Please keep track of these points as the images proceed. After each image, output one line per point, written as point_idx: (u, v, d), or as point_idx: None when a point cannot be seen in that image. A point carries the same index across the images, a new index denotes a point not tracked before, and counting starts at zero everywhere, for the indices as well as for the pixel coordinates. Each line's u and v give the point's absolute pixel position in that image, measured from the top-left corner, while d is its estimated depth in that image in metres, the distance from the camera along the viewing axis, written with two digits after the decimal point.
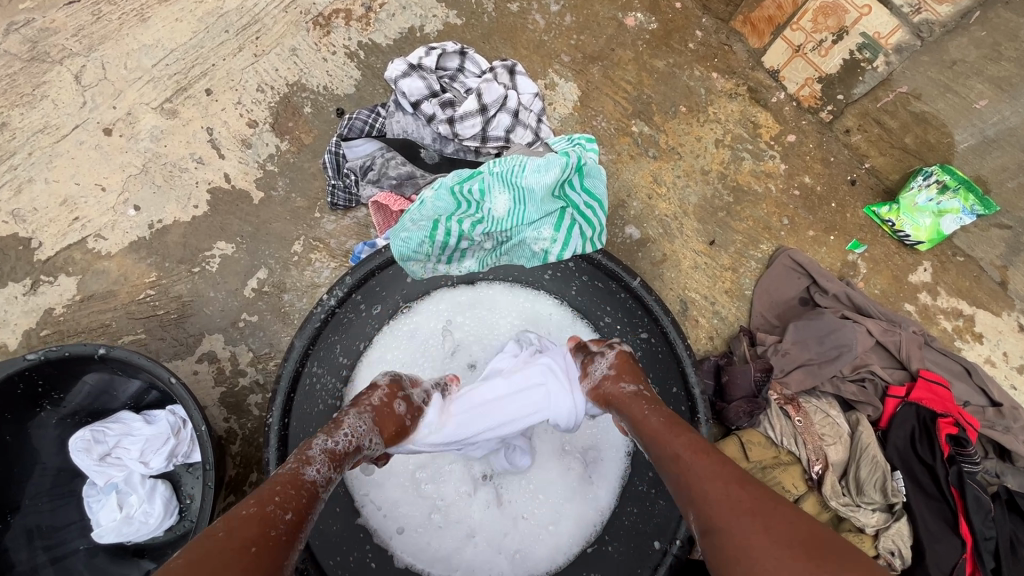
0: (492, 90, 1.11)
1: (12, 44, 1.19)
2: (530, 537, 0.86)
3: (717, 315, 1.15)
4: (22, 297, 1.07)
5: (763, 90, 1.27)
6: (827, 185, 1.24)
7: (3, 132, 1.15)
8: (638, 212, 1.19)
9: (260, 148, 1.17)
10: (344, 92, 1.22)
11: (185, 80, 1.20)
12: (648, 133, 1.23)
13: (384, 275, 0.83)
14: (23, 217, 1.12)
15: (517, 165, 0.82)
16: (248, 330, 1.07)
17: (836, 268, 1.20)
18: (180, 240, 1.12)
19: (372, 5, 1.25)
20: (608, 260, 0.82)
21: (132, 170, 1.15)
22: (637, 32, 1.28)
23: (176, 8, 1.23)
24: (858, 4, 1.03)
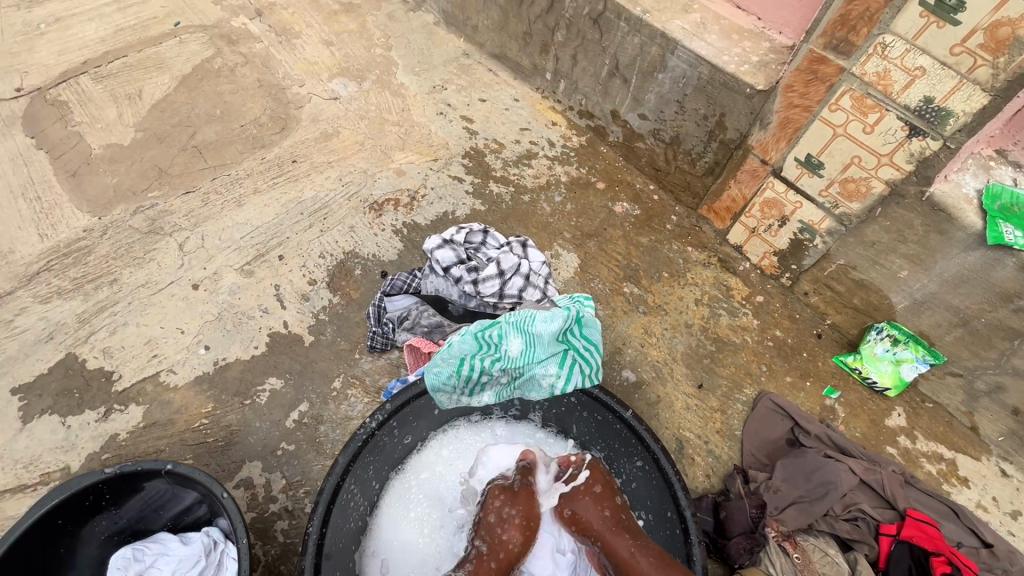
0: (509, 259, 1.39)
1: (137, 222, 1.54)
2: None
3: (711, 454, 1.25)
4: (93, 423, 1.23)
5: (731, 260, 1.54)
6: (796, 338, 1.43)
7: (113, 286, 1.43)
8: (632, 358, 1.37)
9: (316, 301, 1.42)
10: (389, 258, 1.51)
11: (264, 248, 1.51)
12: (638, 293, 1.48)
13: (418, 403, 1.01)
14: (111, 353, 1.33)
15: (528, 316, 1.04)
16: (285, 458, 1.20)
17: (816, 411, 1.33)
18: (238, 376, 1.30)
19: (416, 196, 1.62)
20: (603, 394, 1.00)
21: (209, 317, 1.39)
22: (624, 216, 1.61)
23: (267, 197, 1.60)
24: (792, 200, 1.34)
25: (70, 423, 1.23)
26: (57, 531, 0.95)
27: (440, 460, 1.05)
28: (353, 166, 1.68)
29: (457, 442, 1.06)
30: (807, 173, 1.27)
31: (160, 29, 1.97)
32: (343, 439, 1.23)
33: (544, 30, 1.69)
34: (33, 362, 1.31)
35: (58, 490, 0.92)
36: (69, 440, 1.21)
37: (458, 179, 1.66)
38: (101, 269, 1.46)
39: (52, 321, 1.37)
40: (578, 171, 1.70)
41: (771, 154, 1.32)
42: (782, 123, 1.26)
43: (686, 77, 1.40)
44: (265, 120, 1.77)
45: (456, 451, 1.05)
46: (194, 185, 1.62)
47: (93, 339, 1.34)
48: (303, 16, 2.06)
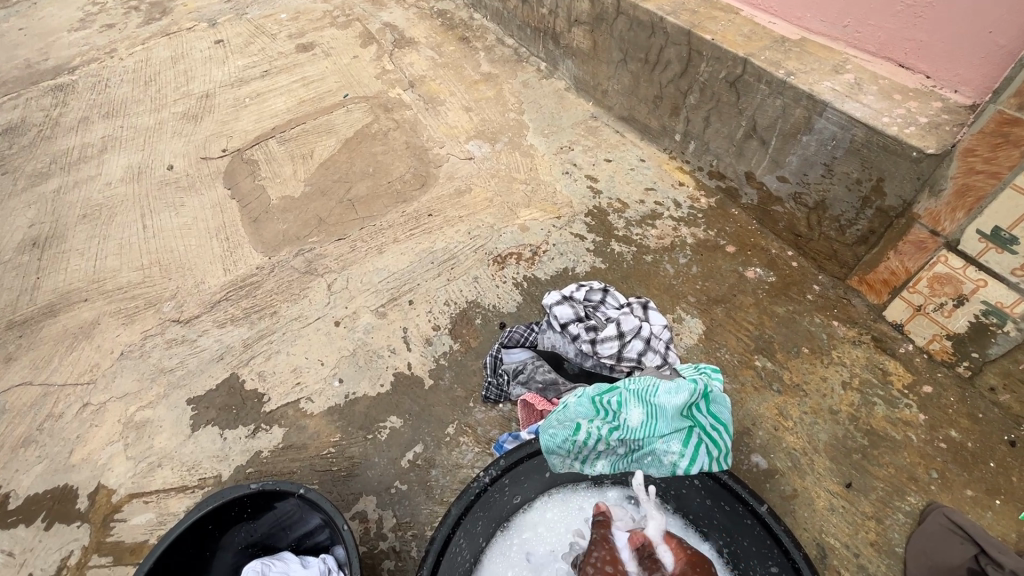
0: (629, 321, 1.35)
1: (298, 263, 1.77)
2: None
3: (863, 571, 1.06)
4: (244, 438, 1.39)
5: (889, 340, 1.35)
6: (979, 442, 1.19)
7: (273, 317, 1.64)
8: (763, 441, 1.23)
9: (438, 346, 1.50)
10: (508, 310, 1.55)
11: (397, 293, 1.64)
12: (771, 368, 1.34)
13: (530, 462, 1.00)
14: (264, 377, 1.51)
15: (651, 385, 0.99)
16: (398, 497, 1.24)
17: (1011, 539, 1.07)
18: (364, 410, 1.40)
19: (538, 252, 1.67)
20: (733, 481, 0.91)
21: (345, 352, 1.53)
22: (757, 283, 1.50)
23: (404, 246, 1.76)
24: (972, 277, 1.15)
25: (226, 435, 1.40)
26: (206, 536, 1.07)
27: (543, 525, 1.01)
28: (481, 220, 1.79)
29: (561, 508, 1.03)
30: (994, 248, 1.09)
31: (332, 101, 2.32)
32: (452, 486, 1.25)
33: (675, 94, 1.70)
34: (206, 378, 1.53)
35: (213, 498, 1.04)
36: (224, 450, 1.38)
37: (580, 236, 1.69)
38: (265, 302, 1.68)
39: (224, 343, 1.60)
40: (706, 233, 1.63)
41: (943, 225, 1.16)
42: (958, 191, 1.11)
43: (836, 140, 1.30)
44: (408, 178, 1.97)
45: (559, 518, 1.01)
46: (345, 233, 1.83)
47: (252, 363, 1.54)
48: (448, 87, 2.30)
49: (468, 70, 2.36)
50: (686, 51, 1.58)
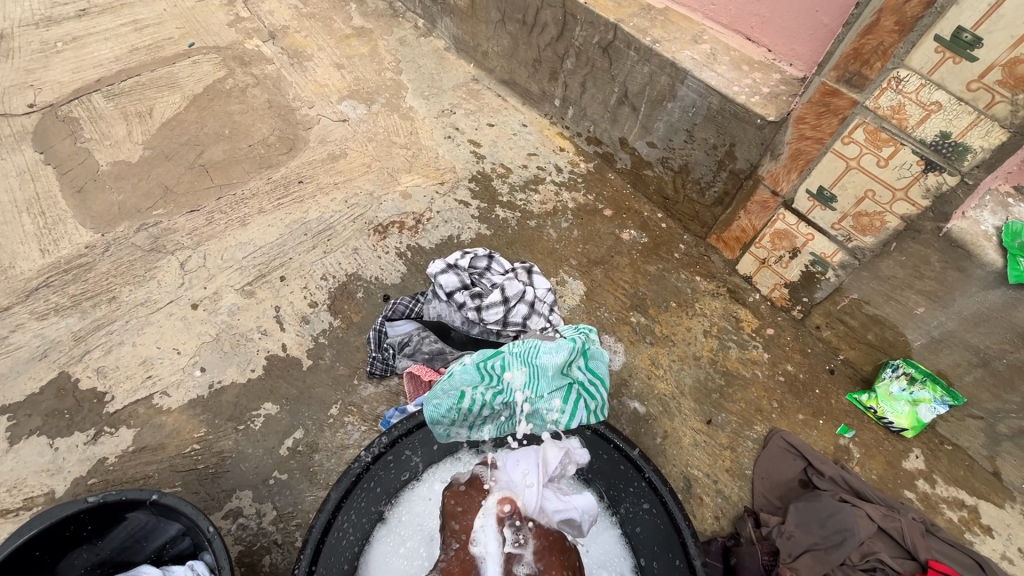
0: (513, 286, 1.36)
1: (140, 239, 1.53)
2: None
3: (721, 494, 1.20)
4: (81, 446, 1.19)
5: (740, 291, 1.51)
6: (808, 373, 1.39)
7: (112, 304, 1.41)
8: (638, 390, 1.33)
9: (316, 324, 1.40)
10: (392, 281, 1.48)
11: (266, 269, 1.49)
12: (645, 322, 1.44)
13: (418, 434, 0.98)
14: (104, 373, 1.30)
15: (533, 347, 1.00)
16: (277, 488, 1.15)
17: (829, 451, 1.28)
18: (233, 400, 1.27)
19: (422, 219, 1.61)
20: (610, 430, 0.97)
21: (206, 338, 1.36)
22: (632, 244, 1.59)
23: (271, 217, 1.59)
24: (803, 232, 1.32)
25: (58, 445, 1.19)
26: (33, 564, 0.90)
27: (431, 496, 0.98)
28: (359, 187, 1.67)
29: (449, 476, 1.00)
30: (818, 206, 1.25)
31: (174, 50, 1.99)
32: (338, 469, 1.18)
33: (553, 58, 1.70)
34: (25, 381, 1.28)
35: (37, 521, 0.88)
36: (56, 463, 1.17)
37: (464, 203, 1.65)
38: (100, 286, 1.44)
39: (47, 338, 1.34)
40: (586, 198, 1.68)
41: (782, 185, 1.31)
42: (793, 154, 1.25)
43: (695, 107, 1.39)
44: (273, 141, 1.77)
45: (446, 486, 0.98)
46: (199, 204, 1.61)
47: (88, 358, 1.32)
48: (315, 40, 2.08)
49: (337, 23, 2.15)
50: (561, 14, 1.57)
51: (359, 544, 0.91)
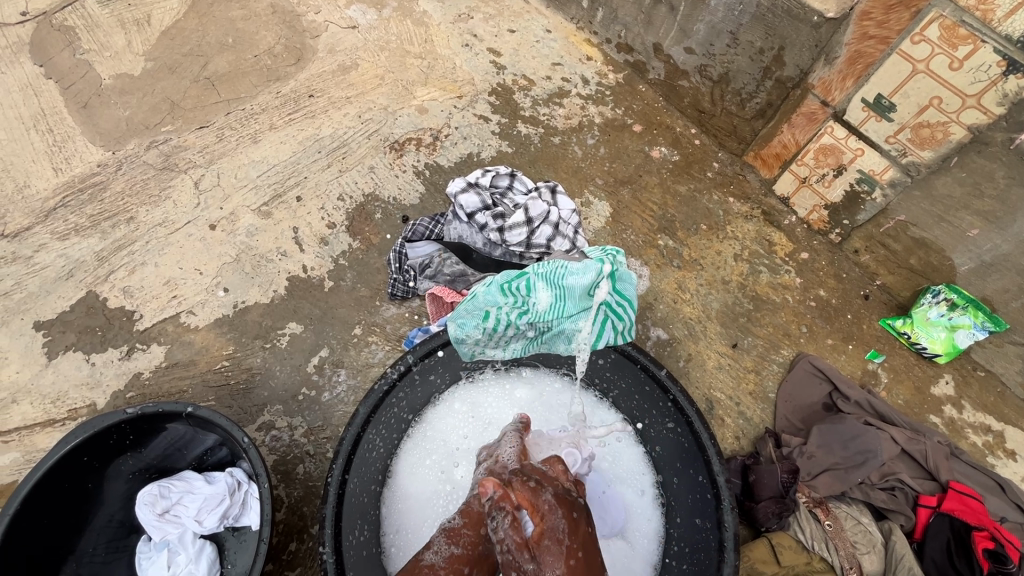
0: (537, 206, 1.30)
1: (151, 157, 1.48)
2: None
3: (743, 416, 1.21)
4: (117, 361, 1.23)
5: (776, 213, 1.43)
6: (842, 298, 1.34)
7: (130, 224, 1.39)
8: (663, 314, 1.31)
9: (336, 245, 1.37)
10: (410, 202, 1.44)
11: (281, 189, 1.45)
12: (673, 246, 1.39)
13: (442, 353, 0.96)
14: (131, 293, 1.31)
15: (559, 267, 0.95)
16: (306, 403, 1.19)
17: (856, 376, 1.26)
18: (258, 319, 1.28)
19: (439, 136, 1.53)
20: (636, 351, 0.94)
21: (227, 258, 1.35)
22: (662, 162, 1.50)
23: (283, 134, 1.52)
24: (852, 147, 1.21)
25: (94, 360, 1.23)
26: (82, 468, 0.95)
27: (452, 414, 1.00)
28: (372, 102, 1.58)
29: (468, 398, 1.01)
30: (874, 117, 1.14)
31: None
32: (363, 386, 1.21)
33: None
34: (55, 299, 1.29)
35: (81, 430, 0.92)
36: (95, 376, 1.21)
37: (484, 118, 1.55)
38: (116, 206, 1.41)
39: (71, 258, 1.34)
40: (614, 112, 1.57)
41: (834, 95, 1.19)
42: (851, 58, 1.12)
43: (743, 4, 1.24)
44: (279, 51, 1.65)
45: (466, 405, 1.01)
46: (208, 119, 1.54)
47: (113, 278, 1.32)
48: None
49: None
50: None
51: (386, 458, 0.94)
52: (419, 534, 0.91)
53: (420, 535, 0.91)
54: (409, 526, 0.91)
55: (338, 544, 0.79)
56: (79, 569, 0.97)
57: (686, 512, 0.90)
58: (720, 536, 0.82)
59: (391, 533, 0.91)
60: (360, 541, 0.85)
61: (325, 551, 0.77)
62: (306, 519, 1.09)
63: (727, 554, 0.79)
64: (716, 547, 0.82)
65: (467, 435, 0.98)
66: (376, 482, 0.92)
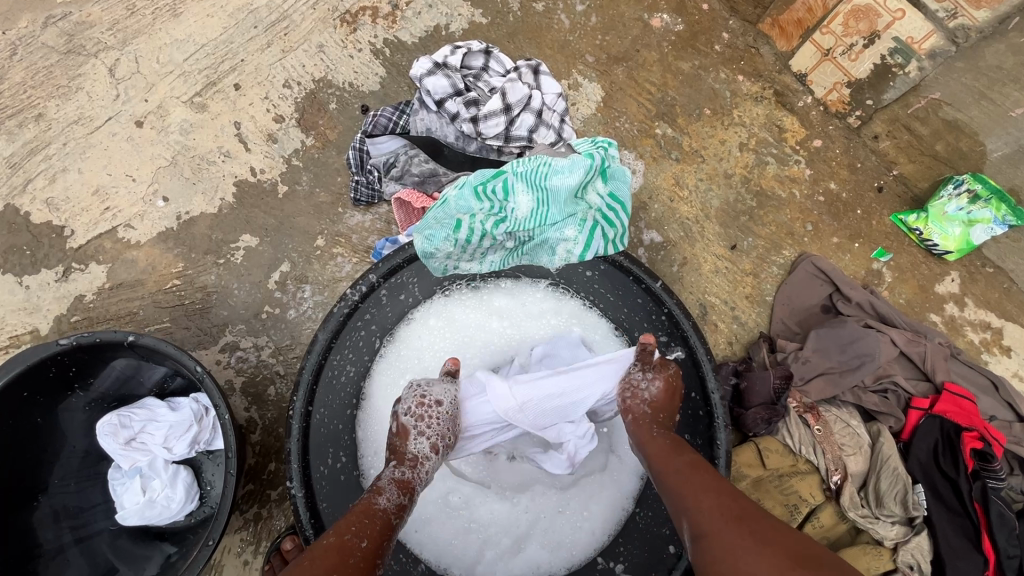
0: (517, 89, 1.11)
1: (50, 37, 1.21)
2: (570, 527, 0.85)
3: (737, 321, 1.14)
4: (54, 283, 1.11)
5: (790, 94, 1.25)
6: (853, 191, 1.22)
7: (40, 123, 1.18)
8: (658, 215, 1.18)
9: (287, 143, 1.19)
10: (369, 89, 1.23)
11: (215, 75, 1.22)
12: (671, 135, 1.23)
13: (411, 269, 0.85)
14: (56, 206, 1.14)
15: (543, 166, 0.82)
16: (271, 322, 1.10)
17: (859, 275, 1.19)
18: (207, 232, 1.14)
19: (399, 4, 1.27)
20: (630, 263, 0.83)
21: (162, 162, 1.18)
22: (663, 34, 1.27)
23: (208, 4, 1.25)
24: (892, 9, 1.01)
25: (28, 283, 1.10)
26: (27, 403, 0.88)
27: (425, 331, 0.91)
28: None
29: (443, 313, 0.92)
30: None
31: None
32: (331, 302, 1.11)
33: None
34: None
35: (12, 365, 0.82)
36: (32, 301, 1.10)
37: None
38: (19, 100, 1.19)
39: None
40: None
41: None
42: None
43: None
44: None
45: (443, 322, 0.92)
46: None
47: (32, 189, 1.15)
48: None
49: None
50: None
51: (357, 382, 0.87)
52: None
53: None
54: (387, 449, 0.86)
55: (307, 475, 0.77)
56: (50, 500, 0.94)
57: None
58: (710, 453, 0.78)
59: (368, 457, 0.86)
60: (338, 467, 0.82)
61: (293, 483, 0.75)
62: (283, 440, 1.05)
63: (718, 471, 0.76)
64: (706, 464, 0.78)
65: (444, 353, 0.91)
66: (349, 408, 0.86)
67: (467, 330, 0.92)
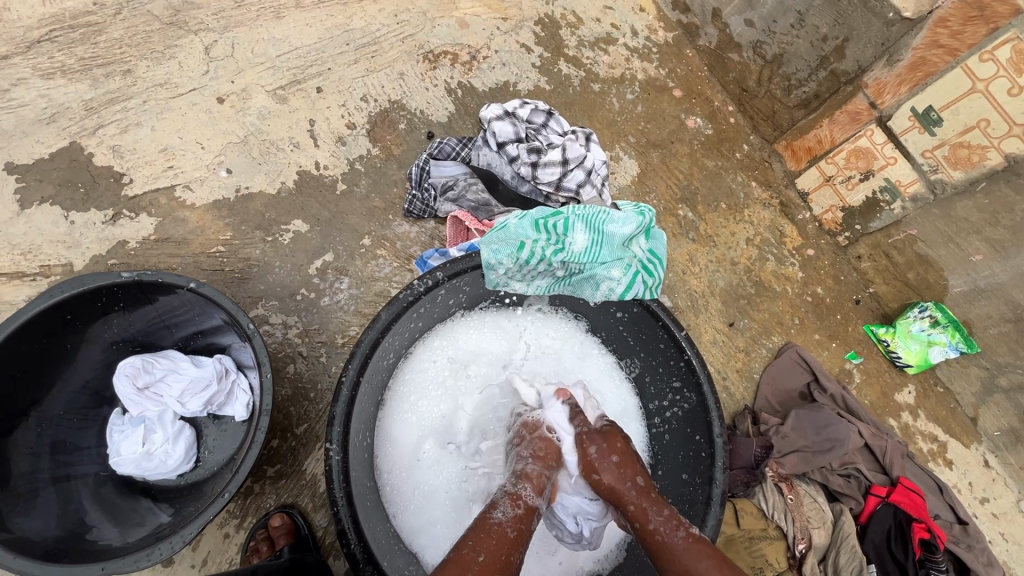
0: (574, 149, 1.25)
1: (157, 7, 1.31)
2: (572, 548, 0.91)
3: (726, 390, 1.27)
4: (100, 224, 1.13)
5: (793, 206, 1.45)
6: (835, 298, 1.40)
7: (126, 78, 1.25)
8: (671, 283, 1.33)
9: (353, 148, 1.29)
10: (437, 119, 1.36)
11: (301, 75, 1.33)
12: (691, 218, 1.39)
13: (472, 275, 0.91)
14: (121, 154, 1.19)
15: (601, 213, 0.94)
16: (304, 304, 1.14)
17: (833, 372, 1.34)
18: (261, 209, 1.20)
19: (477, 56, 1.43)
20: (659, 308, 0.91)
21: (233, 138, 1.25)
22: (695, 133, 1.47)
23: (310, 15, 1.38)
24: (886, 154, 1.23)
25: (74, 219, 1.12)
26: (64, 326, 0.89)
27: (439, 354, 0.98)
28: (411, 2, 1.44)
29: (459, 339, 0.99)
30: (917, 128, 1.16)
31: None
32: (366, 297, 1.17)
33: None
34: (33, 144, 1.16)
35: (71, 284, 0.85)
36: (73, 236, 1.11)
37: (526, 47, 1.46)
38: (111, 54, 1.26)
39: (55, 102, 1.20)
40: (657, 70, 1.51)
41: (885, 98, 1.19)
42: (913, 65, 1.12)
43: None
44: None
45: (454, 348, 0.99)
46: None
47: (102, 134, 1.19)
48: None
49: None
50: None
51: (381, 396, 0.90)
52: (411, 468, 0.91)
53: (411, 468, 0.91)
54: (400, 459, 0.91)
55: (345, 443, 0.78)
56: (44, 430, 0.92)
57: (675, 467, 0.94)
58: (707, 491, 0.85)
59: (386, 472, 0.89)
60: (362, 483, 0.82)
61: (332, 447, 0.76)
62: (291, 419, 1.06)
63: (712, 507, 0.84)
64: (703, 500, 0.86)
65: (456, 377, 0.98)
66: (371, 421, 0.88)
67: (494, 346, 1.01)
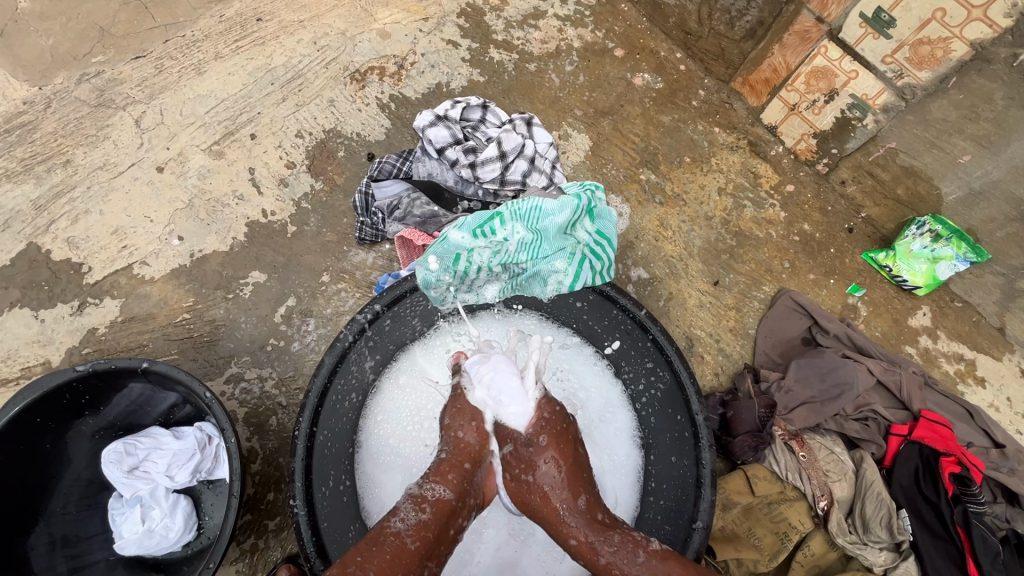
0: (511, 139, 1.22)
1: (83, 92, 1.32)
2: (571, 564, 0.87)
3: (722, 352, 1.21)
4: (69, 316, 1.16)
5: (763, 143, 1.36)
6: (825, 232, 1.30)
7: (67, 168, 1.27)
8: (645, 253, 1.26)
9: (297, 187, 1.27)
10: (375, 138, 1.33)
11: (233, 126, 1.32)
12: (655, 180, 1.32)
13: (411, 299, 0.92)
14: (76, 244, 1.21)
15: (534, 208, 0.91)
16: (275, 354, 1.14)
17: (836, 310, 1.26)
18: (217, 268, 1.20)
19: (404, 64, 1.39)
20: (617, 292, 0.89)
21: (179, 204, 1.25)
22: (645, 91, 1.39)
23: (230, 63, 1.36)
24: (846, 69, 1.12)
25: (43, 316, 1.15)
26: (37, 429, 0.91)
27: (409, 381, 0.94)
28: (328, 25, 1.41)
29: (426, 362, 0.95)
30: (871, 34, 1.05)
31: None
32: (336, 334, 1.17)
33: None
34: None
35: (28, 391, 0.86)
36: (46, 334, 1.15)
37: (453, 42, 1.41)
38: (50, 148, 1.28)
39: (6, 208, 1.23)
40: (594, 34, 1.43)
41: (830, 10, 1.09)
42: None
43: None
44: None
45: (423, 370, 0.94)
46: (143, 47, 1.36)
47: (55, 229, 1.22)
48: None
49: None
50: None
51: (354, 437, 0.89)
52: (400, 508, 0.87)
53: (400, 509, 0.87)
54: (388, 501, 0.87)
55: (309, 496, 0.79)
56: (49, 528, 0.95)
57: (663, 450, 0.88)
58: (697, 472, 0.82)
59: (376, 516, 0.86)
60: (340, 530, 0.82)
61: (296, 504, 0.77)
62: (283, 469, 1.08)
63: (705, 490, 0.80)
64: (693, 483, 0.82)
65: (429, 402, 0.93)
66: (345, 465, 0.86)
67: None
